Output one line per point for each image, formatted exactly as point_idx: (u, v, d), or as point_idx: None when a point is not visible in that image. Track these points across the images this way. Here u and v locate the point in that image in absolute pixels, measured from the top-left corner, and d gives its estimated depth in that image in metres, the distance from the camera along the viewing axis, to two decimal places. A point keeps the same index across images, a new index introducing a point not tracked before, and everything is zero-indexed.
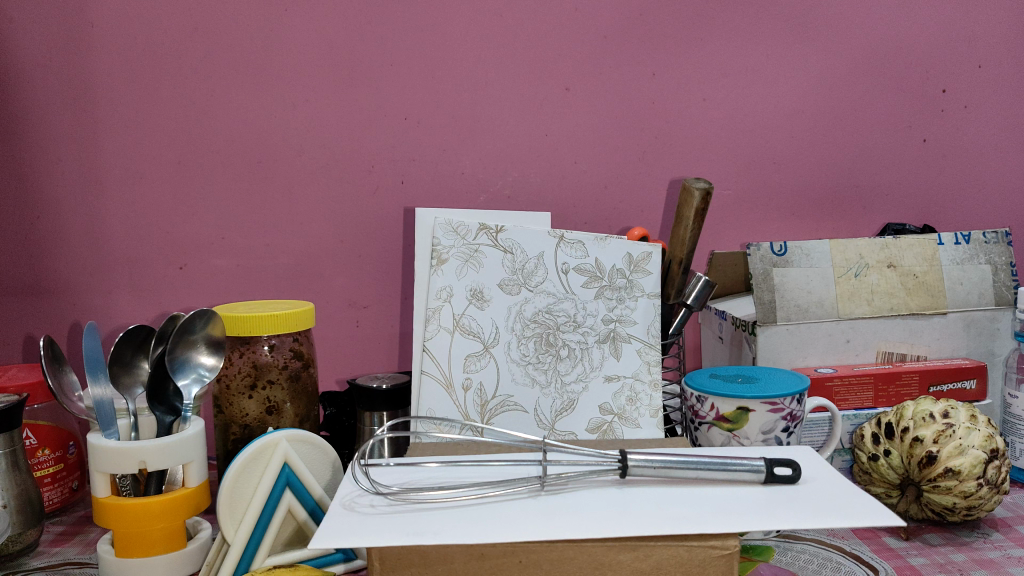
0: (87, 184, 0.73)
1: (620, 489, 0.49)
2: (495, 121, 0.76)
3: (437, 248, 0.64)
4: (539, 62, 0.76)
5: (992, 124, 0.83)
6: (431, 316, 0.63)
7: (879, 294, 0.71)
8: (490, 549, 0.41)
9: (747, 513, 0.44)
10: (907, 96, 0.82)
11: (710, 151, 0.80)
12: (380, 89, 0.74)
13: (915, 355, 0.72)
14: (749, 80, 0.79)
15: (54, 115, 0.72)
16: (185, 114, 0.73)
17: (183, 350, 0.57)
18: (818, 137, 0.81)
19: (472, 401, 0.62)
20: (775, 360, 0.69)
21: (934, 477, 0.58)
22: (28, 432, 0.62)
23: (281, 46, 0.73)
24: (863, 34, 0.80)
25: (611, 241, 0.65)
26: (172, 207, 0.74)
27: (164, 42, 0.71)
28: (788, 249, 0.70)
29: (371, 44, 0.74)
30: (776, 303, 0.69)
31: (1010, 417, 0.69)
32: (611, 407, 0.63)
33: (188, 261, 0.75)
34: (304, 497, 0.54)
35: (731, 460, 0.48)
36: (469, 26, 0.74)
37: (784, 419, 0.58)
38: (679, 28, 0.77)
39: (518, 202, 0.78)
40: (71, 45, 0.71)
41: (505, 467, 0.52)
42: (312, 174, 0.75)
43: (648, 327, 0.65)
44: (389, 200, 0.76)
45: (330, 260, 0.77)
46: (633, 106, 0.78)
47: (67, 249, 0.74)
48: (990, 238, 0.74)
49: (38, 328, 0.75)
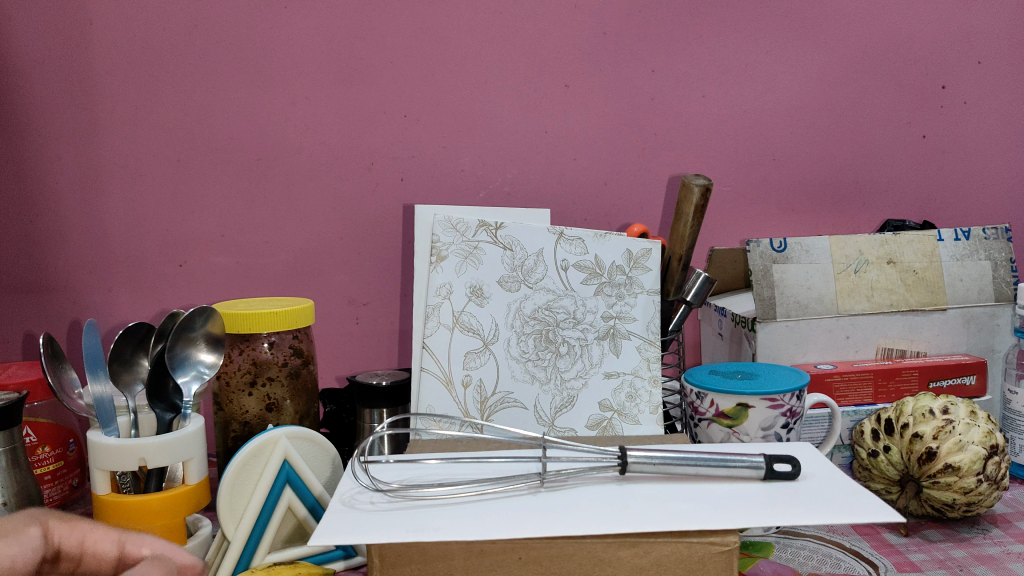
0: (87, 180, 0.73)
1: (620, 485, 0.49)
2: (494, 118, 0.76)
3: (437, 245, 0.64)
4: (538, 59, 0.76)
5: (993, 121, 0.83)
6: (431, 313, 0.63)
7: (879, 290, 0.71)
8: (491, 545, 0.41)
9: (748, 510, 0.44)
10: (907, 92, 0.82)
11: (710, 148, 0.80)
12: (380, 86, 0.74)
13: (915, 351, 0.72)
14: (749, 77, 0.79)
15: (53, 111, 0.71)
16: (184, 112, 0.72)
17: (182, 347, 0.57)
18: (818, 133, 0.81)
19: (472, 398, 0.62)
20: (775, 357, 0.69)
21: (934, 472, 0.58)
22: (28, 430, 0.62)
23: (281, 43, 0.72)
24: (863, 29, 0.80)
25: (611, 237, 0.66)
26: (172, 204, 0.74)
27: (163, 40, 0.71)
28: (788, 245, 0.70)
29: (370, 42, 0.73)
30: (776, 300, 0.69)
31: (1010, 414, 0.69)
32: (610, 404, 0.63)
33: (188, 258, 0.75)
34: (304, 494, 0.54)
35: (730, 457, 0.49)
36: (468, 22, 0.74)
37: (784, 415, 0.58)
38: (679, 24, 0.77)
39: (518, 198, 0.78)
40: (70, 42, 0.70)
41: (505, 464, 0.52)
42: (311, 171, 0.75)
43: (648, 324, 0.65)
44: (389, 198, 0.76)
45: (330, 257, 0.77)
46: (633, 102, 0.78)
47: (66, 247, 0.74)
48: (990, 234, 0.73)
49: (37, 327, 0.75)
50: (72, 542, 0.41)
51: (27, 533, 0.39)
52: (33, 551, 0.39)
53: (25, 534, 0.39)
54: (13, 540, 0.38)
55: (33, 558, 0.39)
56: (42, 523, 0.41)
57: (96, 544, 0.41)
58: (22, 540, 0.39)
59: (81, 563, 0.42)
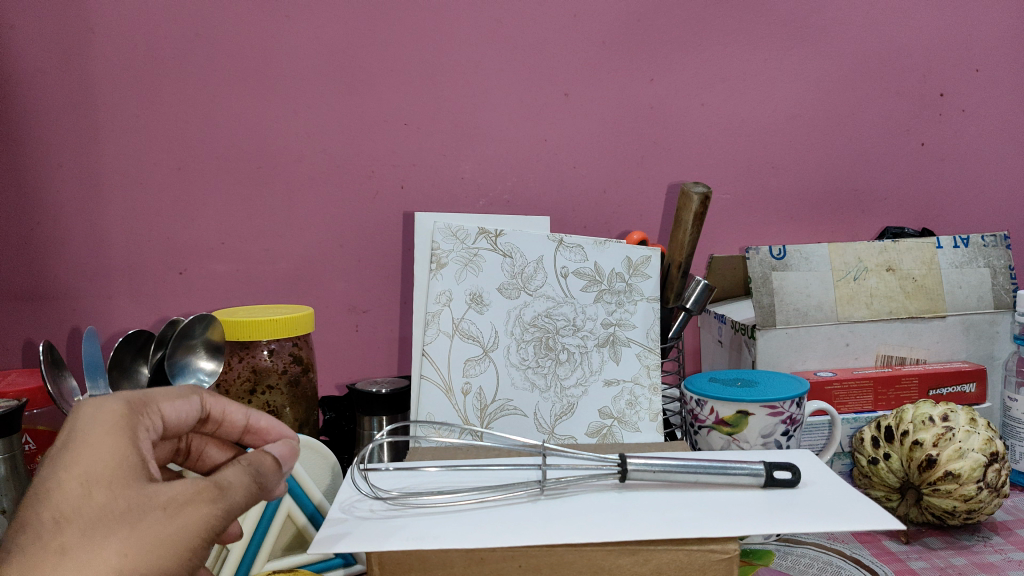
0: (88, 188, 0.73)
1: (620, 493, 0.49)
2: (494, 126, 0.77)
3: (437, 252, 0.64)
4: (538, 67, 0.76)
5: (991, 129, 0.84)
6: (431, 321, 0.63)
7: (878, 297, 0.71)
8: (489, 553, 0.41)
9: (747, 517, 0.44)
10: (905, 101, 0.82)
11: (709, 156, 0.80)
12: (380, 95, 0.75)
13: (914, 358, 0.72)
14: (748, 85, 0.79)
15: (55, 119, 0.72)
16: (186, 120, 0.73)
17: (182, 355, 0.59)
18: (817, 141, 0.81)
19: (471, 405, 0.62)
20: (775, 364, 0.69)
21: (934, 480, 0.58)
22: (27, 438, 0.62)
23: (282, 51, 0.73)
24: (862, 38, 0.80)
25: (610, 244, 0.66)
26: (172, 211, 0.74)
27: (165, 48, 0.71)
28: (788, 253, 0.70)
29: (370, 51, 0.74)
30: (776, 307, 0.69)
31: (1010, 421, 0.69)
32: (610, 411, 0.63)
33: (188, 265, 0.75)
34: (304, 502, 0.54)
35: (730, 464, 0.48)
36: (468, 31, 0.75)
37: (784, 422, 0.58)
38: (679, 33, 0.77)
39: (518, 206, 0.79)
40: (72, 50, 0.70)
41: (505, 471, 0.52)
42: (312, 179, 0.75)
43: (648, 331, 0.65)
44: (389, 205, 0.77)
45: (330, 264, 0.77)
46: (632, 110, 0.78)
47: (67, 254, 0.74)
48: (989, 241, 0.74)
49: (37, 334, 0.75)
50: (215, 411, 0.45)
51: (189, 400, 0.43)
52: (190, 415, 0.43)
53: (189, 401, 0.43)
54: (180, 405, 0.42)
55: (190, 420, 0.43)
56: (198, 392, 0.44)
57: (232, 415, 0.45)
58: (186, 405, 0.42)
59: (219, 427, 0.46)
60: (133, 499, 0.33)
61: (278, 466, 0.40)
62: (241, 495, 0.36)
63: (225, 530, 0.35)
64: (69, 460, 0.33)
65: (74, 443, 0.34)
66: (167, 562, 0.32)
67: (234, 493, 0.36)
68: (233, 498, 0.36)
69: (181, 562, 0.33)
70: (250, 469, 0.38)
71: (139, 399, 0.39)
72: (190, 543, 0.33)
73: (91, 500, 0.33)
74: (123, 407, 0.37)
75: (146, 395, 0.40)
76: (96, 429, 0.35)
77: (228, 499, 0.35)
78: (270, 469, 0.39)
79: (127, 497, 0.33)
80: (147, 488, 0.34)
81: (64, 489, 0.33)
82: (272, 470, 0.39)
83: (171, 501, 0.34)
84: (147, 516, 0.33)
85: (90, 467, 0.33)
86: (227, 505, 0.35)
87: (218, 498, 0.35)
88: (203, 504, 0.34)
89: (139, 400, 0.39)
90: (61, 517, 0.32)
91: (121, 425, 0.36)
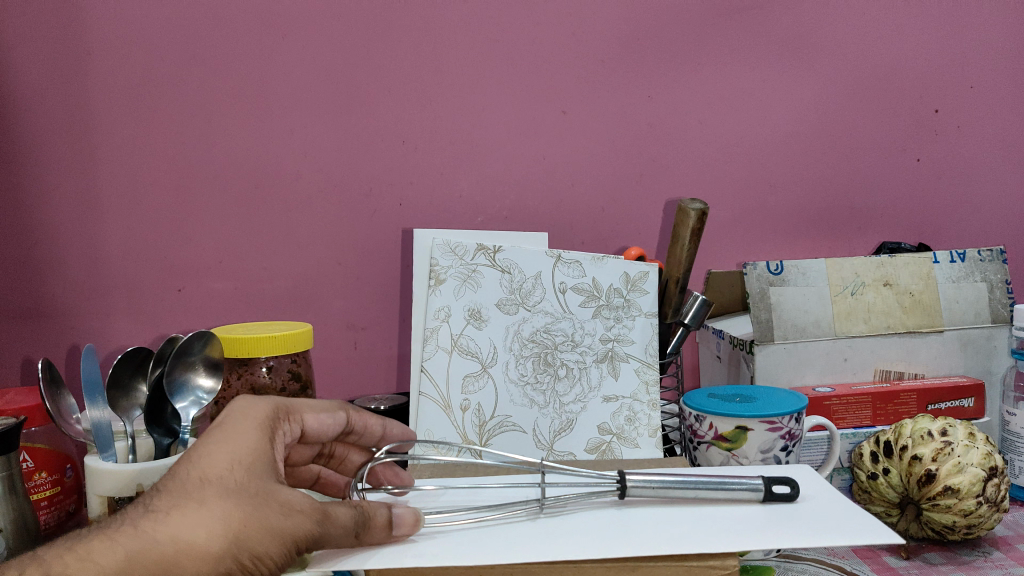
0: (89, 206, 0.73)
1: (619, 510, 0.48)
2: (492, 144, 0.77)
3: (435, 268, 0.65)
4: (535, 86, 0.77)
5: (985, 145, 0.84)
6: (430, 336, 0.63)
7: (875, 312, 0.71)
8: (489, 571, 0.41)
9: (744, 533, 0.43)
10: (899, 117, 0.83)
11: (706, 172, 0.81)
12: (379, 113, 0.75)
13: (912, 373, 0.72)
14: (744, 102, 0.80)
15: (55, 139, 0.72)
16: (186, 138, 0.73)
17: (182, 372, 0.58)
18: (812, 157, 0.82)
19: (471, 421, 0.62)
20: (774, 379, 0.69)
21: (934, 495, 0.58)
22: (25, 456, 0.59)
23: (282, 70, 0.74)
24: (856, 55, 0.81)
25: (608, 260, 0.66)
26: (172, 229, 0.75)
27: (166, 68, 0.72)
28: (785, 268, 0.71)
29: (370, 70, 0.75)
30: (773, 322, 0.69)
31: (1009, 435, 0.69)
32: (610, 427, 0.63)
33: (187, 282, 0.76)
34: None
35: (730, 479, 0.48)
36: (466, 50, 0.76)
37: (783, 437, 0.58)
38: (674, 51, 0.78)
39: (516, 222, 0.79)
40: (74, 70, 0.71)
41: (503, 489, 0.52)
42: (312, 196, 0.76)
43: (646, 346, 0.66)
44: (388, 222, 0.77)
45: (330, 282, 0.78)
46: (629, 127, 0.79)
47: (66, 272, 0.74)
48: (985, 256, 0.74)
49: (35, 352, 0.75)
50: (358, 424, 0.53)
51: (334, 415, 0.51)
52: (334, 427, 0.51)
53: (332, 415, 0.50)
54: (324, 418, 0.50)
55: (333, 431, 0.51)
56: (344, 408, 0.52)
57: (371, 426, 0.54)
58: (331, 419, 0.50)
59: (359, 436, 0.54)
60: (263, 488, 0.39)
61: (387, 528, 0.42)
62: (337, 532, 0.40)
63: (313, 549, 0.40)
64: (224, 441, 0.41)
65: (229, 429, 0.42)
66: (268, 548, 0.37)
67: (334, 526, 0.40)
68: (331, 529, 0.40)
69: (278, 553, 0.38)
70: (359, 515, 0.41)
71: (287, 407, 0.47)
72: (288, 542, 0.38)
73: (232, 474, 0.39)
74: (269, 411, 0.45)
75: (297, 406, 0.48)
76: (248, 423, 0.43)
77: (326, 526, 0.40)
78: (377, 528, 0.42)
79: (258, 485, 0.39)
80: (274, 485, 0.40)
81: (213, 459, 0.39)
82: (379, 529, 0.42)
83: (288, 502, 0.39)
84: (268, 505, 0.38)
85: (238, 452, 0.40)
86: (324, 531, 0.40)
87: (322, 520, 0.40)
88: (309, 519, 0.39)
89: (287, 408, 0.47)
90: (205, 478, 0.38)
91: (264, 426, 0.43)
